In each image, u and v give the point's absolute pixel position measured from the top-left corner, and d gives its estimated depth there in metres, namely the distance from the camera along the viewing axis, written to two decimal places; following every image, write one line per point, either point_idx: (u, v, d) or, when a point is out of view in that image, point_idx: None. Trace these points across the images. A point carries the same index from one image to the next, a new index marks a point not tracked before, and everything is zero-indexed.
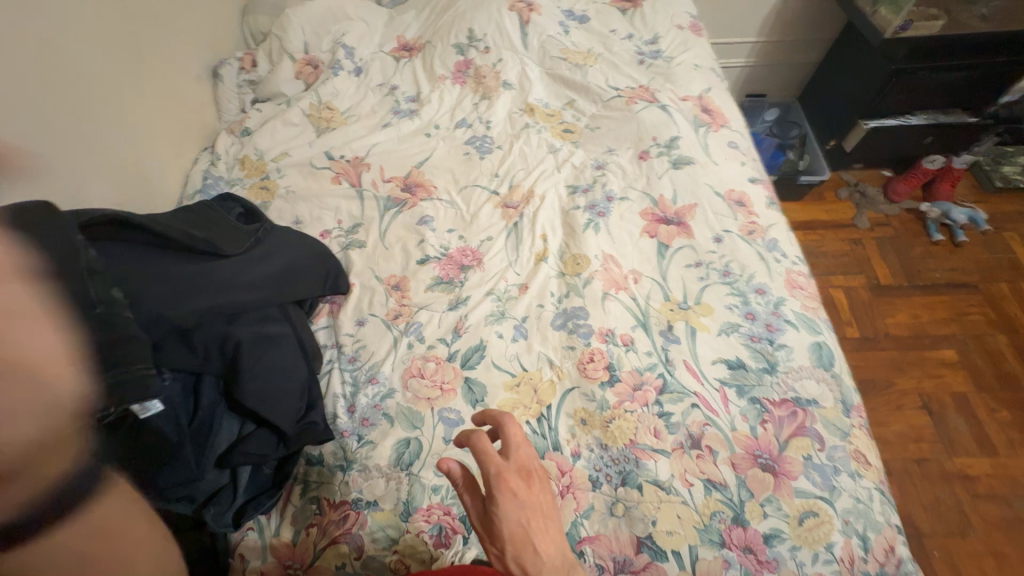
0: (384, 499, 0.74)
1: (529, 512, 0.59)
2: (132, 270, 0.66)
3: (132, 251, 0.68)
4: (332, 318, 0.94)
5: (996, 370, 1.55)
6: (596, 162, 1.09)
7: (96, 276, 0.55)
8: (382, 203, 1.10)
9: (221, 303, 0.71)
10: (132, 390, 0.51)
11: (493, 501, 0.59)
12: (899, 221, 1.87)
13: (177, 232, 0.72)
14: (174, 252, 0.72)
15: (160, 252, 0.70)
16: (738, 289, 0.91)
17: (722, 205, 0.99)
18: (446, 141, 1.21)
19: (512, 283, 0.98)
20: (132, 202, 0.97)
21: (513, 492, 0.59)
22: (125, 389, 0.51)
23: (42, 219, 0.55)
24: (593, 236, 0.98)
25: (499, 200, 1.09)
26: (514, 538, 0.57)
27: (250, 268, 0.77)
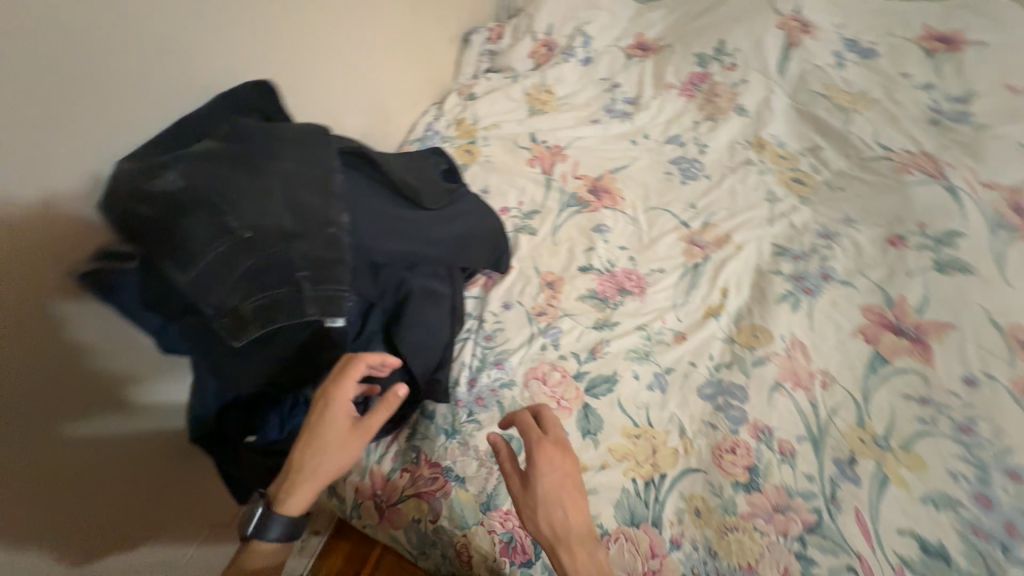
0: (472, 482, 0.76)
1: (565, 489, 0.64)
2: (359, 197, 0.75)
3: (361, 183, 0.77)
4: (483, 291, 0.97)
5: None
6: (824, 228, 0.90)
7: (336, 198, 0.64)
8: (565, 197, 1.09)
9: (410, 250, 0.78)
10: (330, 305, 0.59)
11: (535, 475, 0.64)
12: None
13: (397, 177, 0.80)
14: (391, 193, 0.80)
15: (380, 190, 0.79)
16: (978, 456, 0.67)
17: (995, 340, 0.73)
18: (650, 153, 1.13)
19: (669, 328, 0.88)
20: (369, 136, 1.13)
21: (550, 463, 0.65)
22: (327, 303, 0.59)
23: (318, 141, 0.66)
24: (787, 313, 0.82)
25: (686, 233, 0.98)
26: (551, 499, 0.63)
27: (440, 226, 0.84)
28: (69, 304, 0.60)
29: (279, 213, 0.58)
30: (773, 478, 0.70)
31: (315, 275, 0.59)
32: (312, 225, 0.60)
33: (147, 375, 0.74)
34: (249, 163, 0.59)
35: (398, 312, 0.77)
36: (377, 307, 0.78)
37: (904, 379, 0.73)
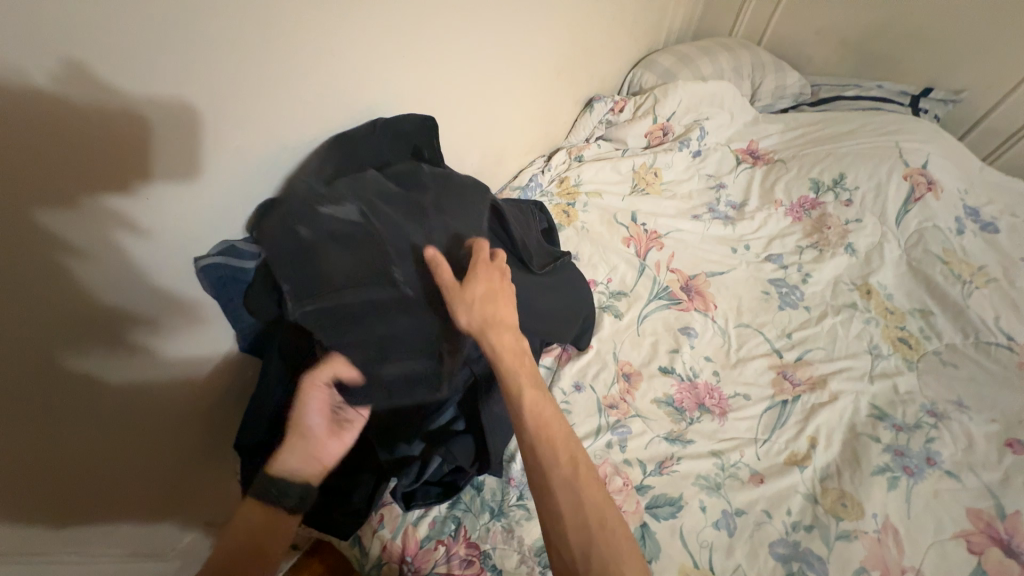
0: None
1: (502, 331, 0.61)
2: None
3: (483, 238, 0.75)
4: (556, 363, 0.93)
5: None
6: (930, 405, 0.84)
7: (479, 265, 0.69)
8: (655, 287, 1.05)
9: None
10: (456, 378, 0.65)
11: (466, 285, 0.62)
12: None
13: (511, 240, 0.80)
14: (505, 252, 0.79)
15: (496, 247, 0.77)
16: None
17: None
18: (749, 265, 1.10)
19: (744, 463, 0.82)
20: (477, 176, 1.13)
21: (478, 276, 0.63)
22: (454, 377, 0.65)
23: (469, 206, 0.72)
24: (882, 490, 0.76)
25: (777, 363, 0.93)
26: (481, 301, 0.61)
27: (544, 296, 0.80)
28: (49, 210, 0.45)
29: (432, 277, 0.64)
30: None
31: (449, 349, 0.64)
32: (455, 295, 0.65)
33: (146, 316, 0.59)
34: (418, 211, 0.66)
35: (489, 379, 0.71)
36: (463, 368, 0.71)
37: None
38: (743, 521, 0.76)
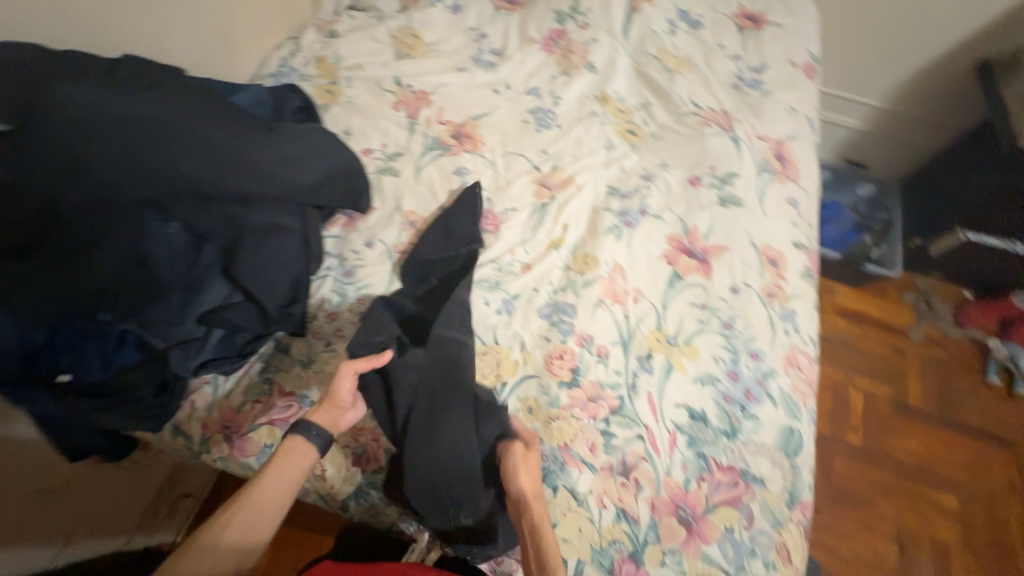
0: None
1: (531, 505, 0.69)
2: (171, 123, 0.72)
3: (196, 116, 0.75)
4: (344, 231, 0.98)
5: (991, 532, 1.47)
6: (646, 172, 1.05)
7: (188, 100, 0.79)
8: (427, 141, 1.11)
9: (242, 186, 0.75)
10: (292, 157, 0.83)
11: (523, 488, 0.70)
12: (955, 346, 1.74)
13: (239, 113, 0.81)
14: (226, 122, 0.78)
15: (217, 121, 0.77)
16: (733, 344, 0.87)
17: (753, 257, 0.93)
18: (510, 102, 1.19)
19: (515, 258, 0.97)
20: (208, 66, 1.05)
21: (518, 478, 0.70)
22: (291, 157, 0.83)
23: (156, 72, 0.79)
24: (611, 242, 0.96)
25: (538, 176, 1.07)
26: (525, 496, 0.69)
27: (287, 163, 0.82)
28: None
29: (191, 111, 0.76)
30: (591, 377, 0.84)
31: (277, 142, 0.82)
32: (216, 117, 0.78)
33: None
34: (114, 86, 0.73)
35: (241, 245, 0.76)
36: (211, 242, 0.75)
37: (692, 293, 0.91)
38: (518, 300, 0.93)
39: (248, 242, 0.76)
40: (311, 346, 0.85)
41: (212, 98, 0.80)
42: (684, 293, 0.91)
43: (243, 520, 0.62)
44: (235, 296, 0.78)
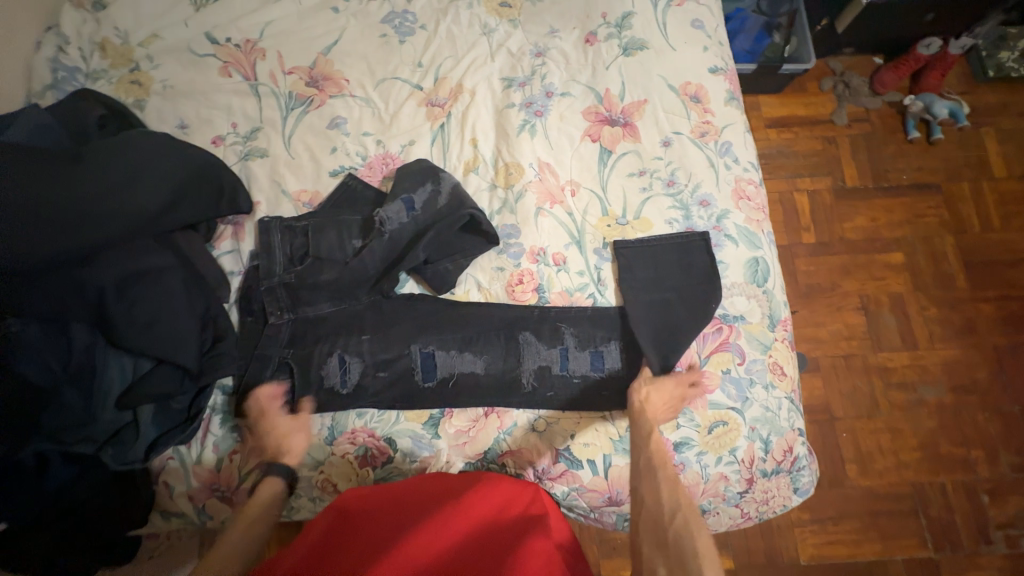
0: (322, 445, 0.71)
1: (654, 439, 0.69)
2: None
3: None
4: (236, 242, 0.84)
5: (935, 270, 1.65)
6: (536, 48, 0.91)
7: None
8: (282, 101, 0.92)
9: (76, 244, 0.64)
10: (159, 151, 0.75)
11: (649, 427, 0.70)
12: (878, 116, 1.79)
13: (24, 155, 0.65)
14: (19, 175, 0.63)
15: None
16: (682, 200, 0.83)
17: (674, 101, 0.86)
18: (357, 18, 0.98)
19: (426, 193, 0.82)
20: None
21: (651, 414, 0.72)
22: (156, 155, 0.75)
23: None
24: (528, 141, 0.87)
25: (423, 96, 0.92)
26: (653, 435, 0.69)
27: (120, 194, 0.68)
28: None
29: None
30: (557, 287, 0.81)
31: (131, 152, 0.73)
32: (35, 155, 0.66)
33: None
34: None
35: (109, 309, 0.65)
36: (77, 320, 0.65)
37: (628, 163, 0.85)
38: (462, 242, 0.82)
39: (116, 303, 0.66)
40: (266, 369, 0.77)
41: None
42: (620, 165, 0.85)
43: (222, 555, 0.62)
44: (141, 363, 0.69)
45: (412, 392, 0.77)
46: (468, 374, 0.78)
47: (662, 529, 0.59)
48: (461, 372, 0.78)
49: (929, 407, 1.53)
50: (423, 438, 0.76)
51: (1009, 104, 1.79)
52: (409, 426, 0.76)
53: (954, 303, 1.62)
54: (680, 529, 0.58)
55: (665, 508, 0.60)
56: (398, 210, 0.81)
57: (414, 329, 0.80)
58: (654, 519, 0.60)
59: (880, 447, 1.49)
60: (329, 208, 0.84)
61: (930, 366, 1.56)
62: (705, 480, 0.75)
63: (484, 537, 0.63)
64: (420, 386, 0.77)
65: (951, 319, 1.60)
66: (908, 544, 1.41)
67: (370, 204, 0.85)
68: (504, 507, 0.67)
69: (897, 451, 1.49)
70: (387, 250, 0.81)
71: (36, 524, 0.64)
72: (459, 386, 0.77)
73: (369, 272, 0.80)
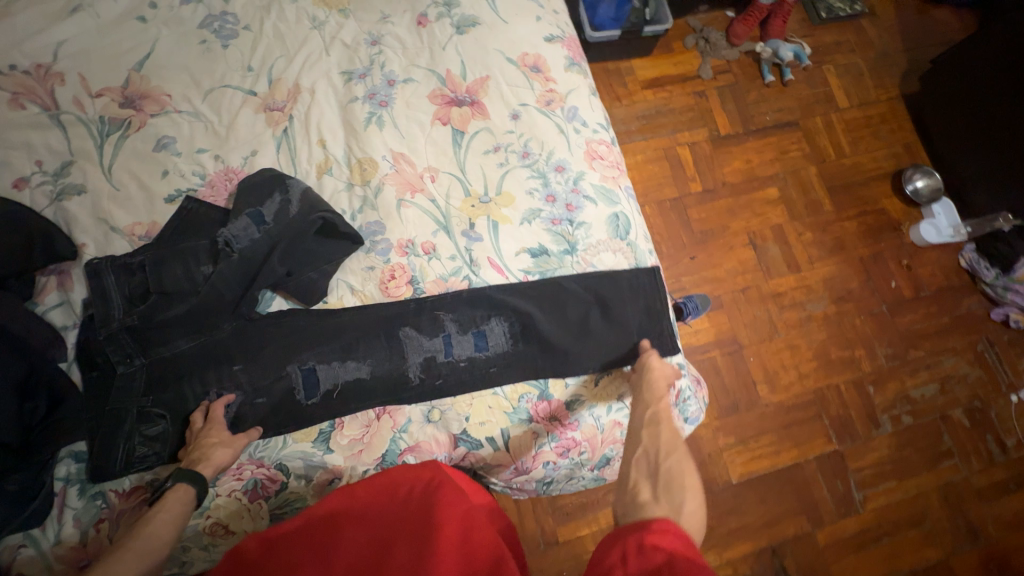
0: (204, 462, 0.66)
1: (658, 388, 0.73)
2: None
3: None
4: (64, 292, 0.75)
5: (804, 198, 1.83)
6: (371, 36, 0.88)
7: None
8: (92, 128, 0.82)
9: None
10: None
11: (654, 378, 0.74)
12: (738, 66, 1.94)
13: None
14: None
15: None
16: (538, 170, 0.85)
17: (516, 74, 0.86)
18: (170, 25, 0.89)
19: (277, 201, 0.78)
20: None
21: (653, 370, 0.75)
22: None
23: None
24: (378, 133, 0.84)
25: (260, 102, 0.86)
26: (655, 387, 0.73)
27: None
28: None
29: None
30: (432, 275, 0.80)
31: None
32: None
33: None
34: None
35: None
36: None
37: (481, 141, 0.85)
38: (329, 245, 0.79)
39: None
40: (124, 420, 0.69)
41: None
42: (475, 144, 0.85)
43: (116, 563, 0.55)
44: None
45: (297, 413, 0.74)
46: (354, 384, 0.75)
47: (627, 479, 0.62)
48: (346, 382, 0.75)
49: (817, 320, 1.71)
50: (315, 457, 0.72)
51: (842, 41, 2.01)
52: (300, 448, 0.72)
53: (824, 225, 1.81)
54: (673, 462, 0.62)
55: (659, 446, 0.64)
56: (245, 227, 0.76)
57: (288, 347, 0.76)
58: (647, 457, 0.63)
59: (783, 364, 1.65)
60: (169, 237, 0.77)
61: (813, 284, 1.74)
62: (601, 431, 0.79)
63: (392, 529, 0.62)
64: (302, 405, 0.74)
65: (823, 239, 1.80)
66: (817, 442, 1.58)
67: (217, 225, 0.79)
68: (405, 496, 0.65)
69: (797, 363, 1.66)
70: (241, 270, 0.75)
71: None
72: (346, 397, 0.75)
73: (226, 296, 0.74)
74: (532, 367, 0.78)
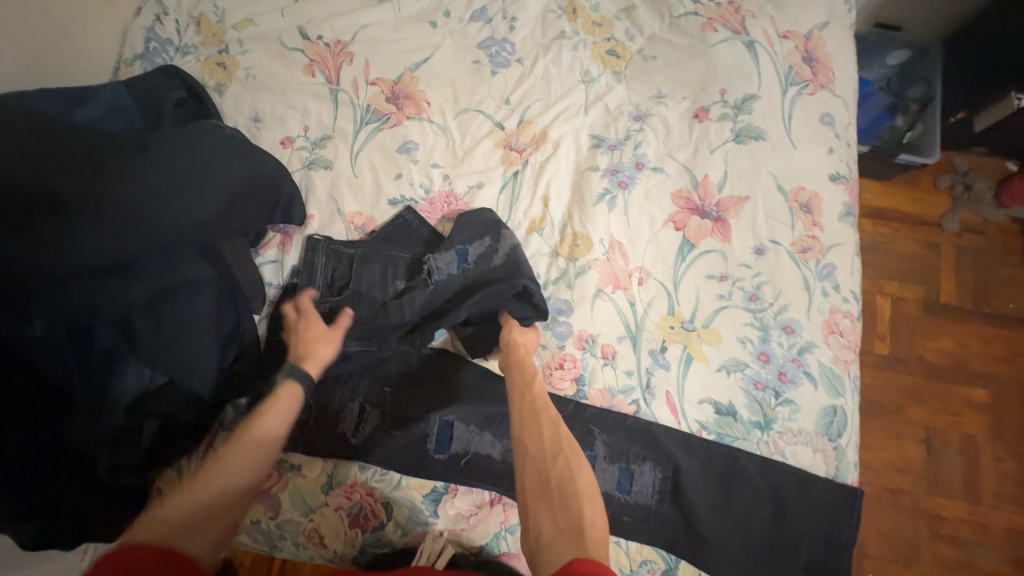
0: (309, 357, 0.67)
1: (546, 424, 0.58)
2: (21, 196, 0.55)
3: (44, 168, 0.58)
4: (281, 253, 0.81)
5: (1022, 421, 1.38)
6: (637, 110, 0.83)
7: (77, 126, 0.63)
8: (358, 113, 0.88)
9: (133, 250, 0.62)
10: (232, 155, 0.73)
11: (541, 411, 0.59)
12: (995, 230, 1.52)
13: (95, 140, 0.63)
14: (98, 165, 0.61)
15: (70, 158, 0.60)
16: (762, 320, 0.73)
17: (781, 206, 0.76)
18: (453, 37, 0.92)
19: (485, 245, 0.77)
20: (69, 76, 0.81)
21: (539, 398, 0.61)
22: (230, 159, 0.73)
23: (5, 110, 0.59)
24: (604, 213, 0.78)
25: (502, 136, 0.86)
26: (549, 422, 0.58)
27: (188, 201, 0.67)
28: None
29: (53, 161, 0.59)
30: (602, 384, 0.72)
31: (207, 152, 0.71)
32: (117, 146, 0.64)
33: None
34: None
35: (136, 322, 0.64)
36: (102, 321, 0.63)
37: (707, 267, 0.75)
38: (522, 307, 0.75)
39: (140, 318, 0.64)
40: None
41: (60, 128, 0.61)
42: (699, 266, 0.75)
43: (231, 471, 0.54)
44: (155, 377, 0.68)
45: (416, 459, 0.71)
46: (482, 459, 0.71)
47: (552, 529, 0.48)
48: (475, 452, 0.72)
49: (980, 574, 1.29)
50: (420, 512, 0.70)
51: None
52: (408, 496, 0.70)
53: None
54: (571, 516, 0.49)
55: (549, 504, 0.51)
56: (449, 262, 0.76)
57: (438, 385, 0.75)
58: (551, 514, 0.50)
59: None
60: (379, 241, 0.79)
61: (993, 527, 1.32)
62: None
63: None
64: (428, 455, 0.71)
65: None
66: None
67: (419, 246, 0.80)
68: None
69: None
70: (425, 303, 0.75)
71: (24, 521, 0.58)
72: (470, 469, 0.71)
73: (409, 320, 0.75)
74: (667, 534, 0.67)
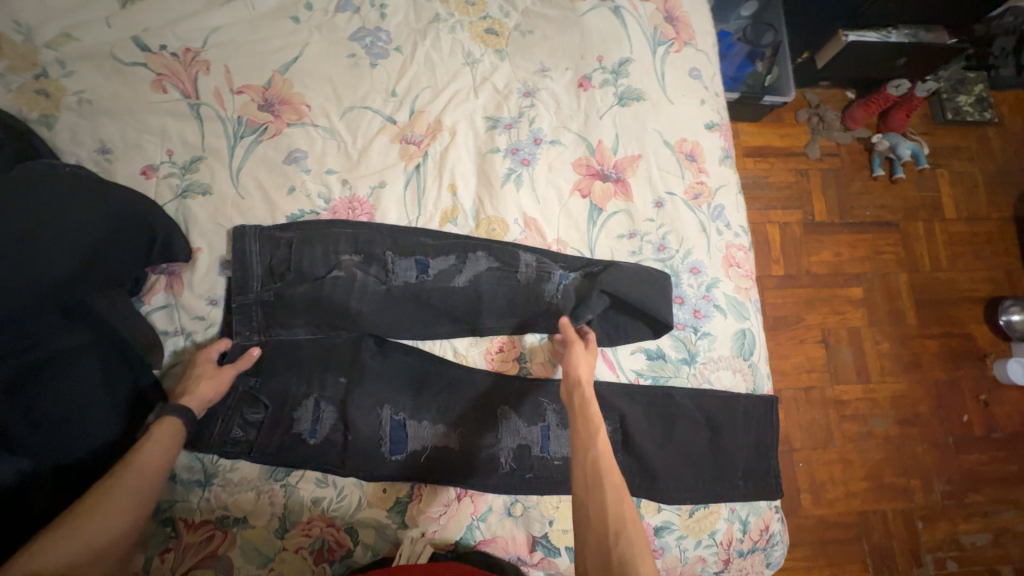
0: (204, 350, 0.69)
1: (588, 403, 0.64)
2: None
3: None
4: (170, 295, 0.72)
5: (889, 306, 1.65)
6: (525, 86, 0.84)
7: None
8: (230, 127, 0.79)
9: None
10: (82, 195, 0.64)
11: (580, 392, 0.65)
12: (846, 151, 1.76)
13: None
14: None
15: None
16: (672, 267, 0.79)
17: (669, 159, 0.81)
18: (321, 31, 0.86)
19: (449, 262, 0.76)
20: None
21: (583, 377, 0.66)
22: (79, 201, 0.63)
23: None
24: (514, 193, 0.79)
25: (396, 131, 0.82)
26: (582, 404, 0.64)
27: (35, 260, 0.59)
28: None
29: None
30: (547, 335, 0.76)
31: (50, 198, 0.61)
32: None
33: None
34: None
35: (7, 404, 0.57)
36: None
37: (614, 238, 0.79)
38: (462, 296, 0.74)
39: (11, 405, 0.57)
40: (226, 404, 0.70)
41: None
42: (606, 234, 0.79)
43: (107, 510, 0.53)
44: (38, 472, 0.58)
45: (374, 475, 0.69)
46: (442, 453, 0.71)
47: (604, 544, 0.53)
48: (433, 448, 0.72)
49: (877, 439, 1.55)
50: (388, 528, 0.68)
51: (962, 147, 1.80)
52: (372, 515, 0.68)
53: (903, 339, 1.63)
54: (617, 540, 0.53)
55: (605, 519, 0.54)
56: (408, 269, 0.75)
57: (384, 387, 0.74)
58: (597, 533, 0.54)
59: (831, 478, 1.50)
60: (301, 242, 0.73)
61: (880, 399, 1.58)
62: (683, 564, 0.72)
63: None
64: (384, 458, 0.70)
65: (899, 352, 1.62)
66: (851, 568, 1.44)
67: (354, 245, 0.75)
68: None
69: (846, 481, 1.50)
70: (385, 298, 0.74)
71: None
72: (431, 465, 0.70)
73: (352, 322, 0.73)
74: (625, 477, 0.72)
